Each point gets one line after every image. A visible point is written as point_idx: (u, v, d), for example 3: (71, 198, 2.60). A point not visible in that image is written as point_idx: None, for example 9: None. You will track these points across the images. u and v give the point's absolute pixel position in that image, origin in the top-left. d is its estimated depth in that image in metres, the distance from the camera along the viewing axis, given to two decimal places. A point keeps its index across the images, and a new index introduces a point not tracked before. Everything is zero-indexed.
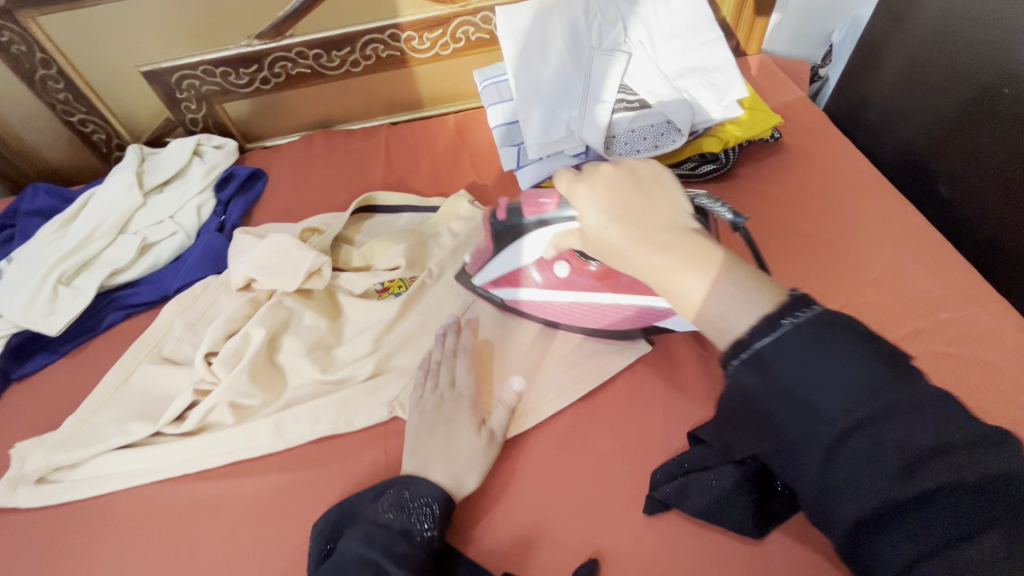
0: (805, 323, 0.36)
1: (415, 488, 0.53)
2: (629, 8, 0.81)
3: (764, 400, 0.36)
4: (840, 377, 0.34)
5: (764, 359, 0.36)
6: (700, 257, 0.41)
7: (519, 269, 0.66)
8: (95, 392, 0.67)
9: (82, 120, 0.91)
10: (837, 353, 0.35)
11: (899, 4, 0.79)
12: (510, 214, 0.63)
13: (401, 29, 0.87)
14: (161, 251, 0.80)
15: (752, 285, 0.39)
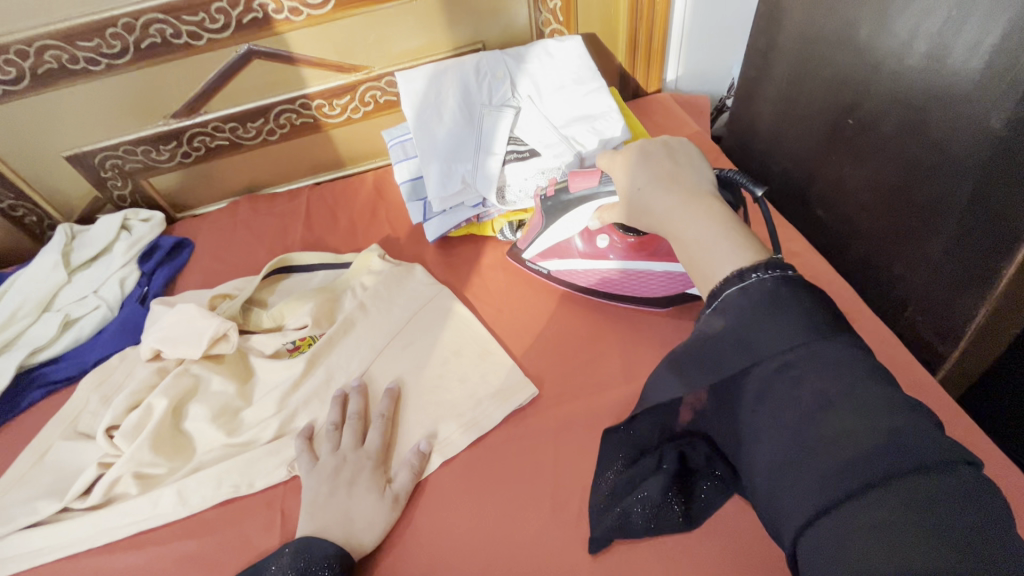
0: (771, 278, 0.40)
1: (316, 548, 0.54)
2: (516, 66, 0.87)
3: (715, 346, 0.40)
4: (797, 330, 0.38)
5: (727, 304, 0.41)
6: (709, 215, 0.46)
7: (565, 240, 0.74)
8: (10, 471, 0.69)
9: (11, 206, 0.95)
10: (782, 307, 0.39)
11: (763, 45, 0.85)
12: (557, 192, 0.70)
13: (310, 99, 0.93)
14: (83, 326, 0.83)
15: (753, 244, 0.44)
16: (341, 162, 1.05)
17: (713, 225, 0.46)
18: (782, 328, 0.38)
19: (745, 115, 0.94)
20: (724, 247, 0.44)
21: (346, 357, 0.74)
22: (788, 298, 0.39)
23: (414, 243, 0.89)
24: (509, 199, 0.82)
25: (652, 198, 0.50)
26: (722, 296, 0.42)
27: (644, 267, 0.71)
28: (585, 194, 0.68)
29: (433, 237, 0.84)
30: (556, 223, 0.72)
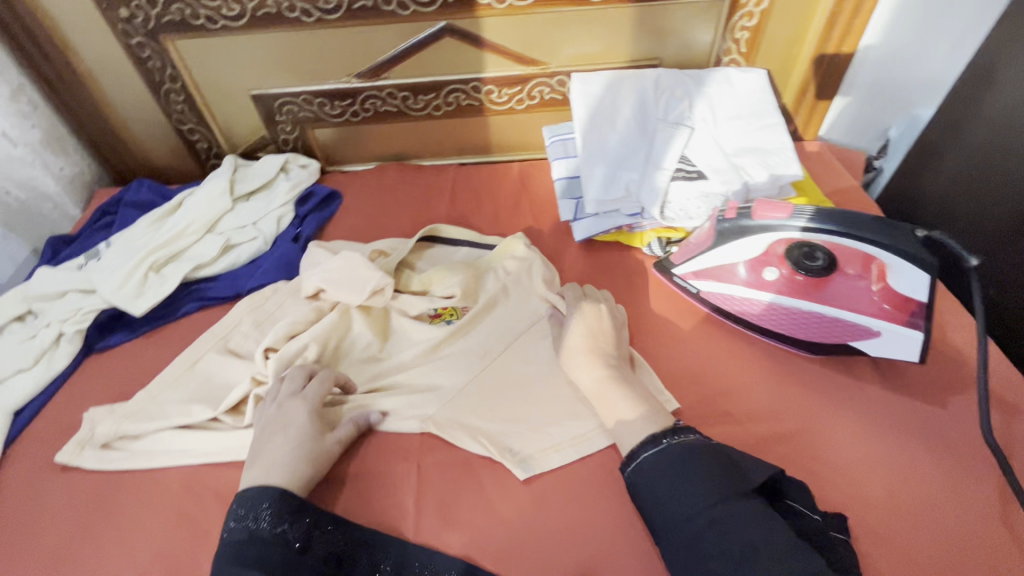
0: (676, 443, 0.55)
1: (249, 494, 0.55)
2: (697, 88, 0.87)
3: (653, 503, 0.53)
4: (696, 486, 0.52)
5: (647, 467, 0.55)
6: (626, 392, 0.62)
7: (728, 264, 0.73)
8: (166, 372, 0.73)
9: (190, 129, 1.03)
10: (696, 468, 0.53)
11: (960, 111, 0.82)
12: (738, 215, 0.70)
13: (483, 83, 0.96)
14: (241, 253, 0.88)
15: (655, 415, 0.60)
16: (489, 148, 1.08)
17: (605, 389, 0.63)
18: (701, 484, 0.51)
19: (919, 179, 0.91)
20: (620, 391, 0.62)
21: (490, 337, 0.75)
22: (703, 458, 0.54)
23: (557, 239, 0.90)
24: (669, 216, 0.82)
25: (578, 377, 0.66)
26: (637, 458, 0.56)
27: (810, 308, 0.69)
28: (771, 223, 0.67)
29: (583, 237, 0.85)
30: (725, 247, 0.71)
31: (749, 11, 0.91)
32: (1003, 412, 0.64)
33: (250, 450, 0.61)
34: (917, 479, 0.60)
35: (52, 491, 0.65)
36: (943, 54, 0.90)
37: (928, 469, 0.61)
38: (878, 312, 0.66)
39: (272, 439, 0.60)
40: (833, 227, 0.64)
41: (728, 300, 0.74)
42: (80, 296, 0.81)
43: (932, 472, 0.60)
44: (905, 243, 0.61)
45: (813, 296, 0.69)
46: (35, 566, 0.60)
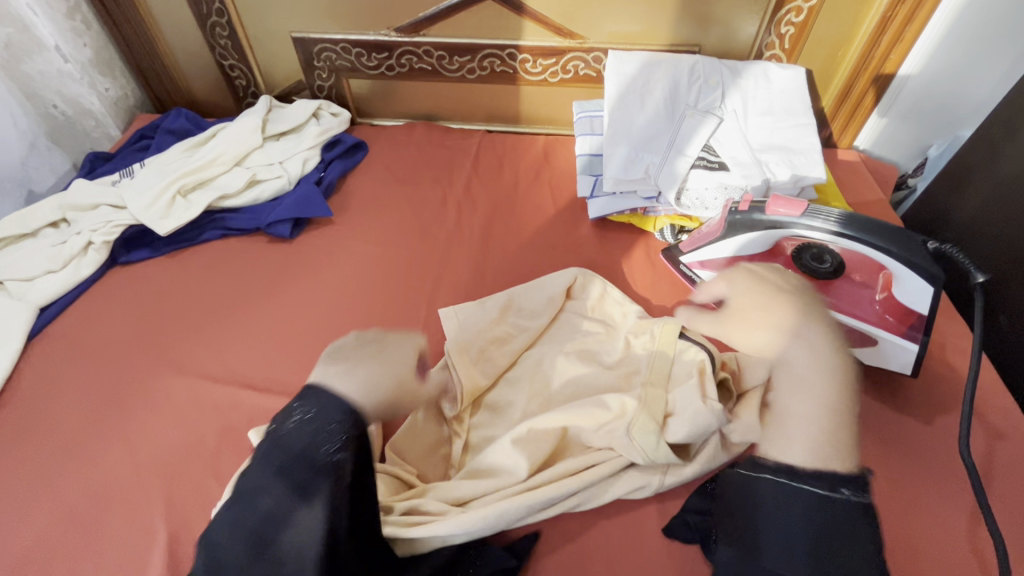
0: (859, 502, 0.43)
1: (323, 401, 0.44)
2: (732, 78, 0.86)
3: (768, 508, 0.44)
4: (834, 565, 0.41)
5: (796, 493, 0.44)
6: (825, 387, 0.49)
7: (734, 257, 0.72)
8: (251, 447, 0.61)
9: (231, 65, 1.06)
10: (850, 537, 0.42)
11: (999, 133, 0.80)
12: (752, 208, 0.69)
13: (519, 51, 0.97)
14: (265, 189, 0.90)
15: (847, 447, 0.46)
16: (517, 118, 1.08)
17: (798, 337, 0.52)
18: (854, 565, 0.41)
19: (945, 199, 0.89)
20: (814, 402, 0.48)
21: (527, 330, 0.70)
22: (862, 532, 0.42)
23: (571, 215, 0.90)
24: (683, 203, 0.82)
25: (755, 336, 0.55)
26: (798, 482, 0.44)
27: None
28: (781, 219, 0.66)
29: (596, 215, 0.86)
30: (733, 240, 0.71)
31: (797, 7, 0.89)
32: (988, 439, 0.64)
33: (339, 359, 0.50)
34: (888, 489, 0.61)
35: (67, 386, 0.70)
36: (995, 80, 0.87)
37: (901, 481, 0.61)
38: (882, 324, 0.65)
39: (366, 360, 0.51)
40: (855, 235, 0.62)
41: None
42: (112, 211, 0.85)
43: (907, 484, 0.61)
44: (911, 251, 0.60)
45: (814, 297, 0.68)
46: (44, 451, 0.65)
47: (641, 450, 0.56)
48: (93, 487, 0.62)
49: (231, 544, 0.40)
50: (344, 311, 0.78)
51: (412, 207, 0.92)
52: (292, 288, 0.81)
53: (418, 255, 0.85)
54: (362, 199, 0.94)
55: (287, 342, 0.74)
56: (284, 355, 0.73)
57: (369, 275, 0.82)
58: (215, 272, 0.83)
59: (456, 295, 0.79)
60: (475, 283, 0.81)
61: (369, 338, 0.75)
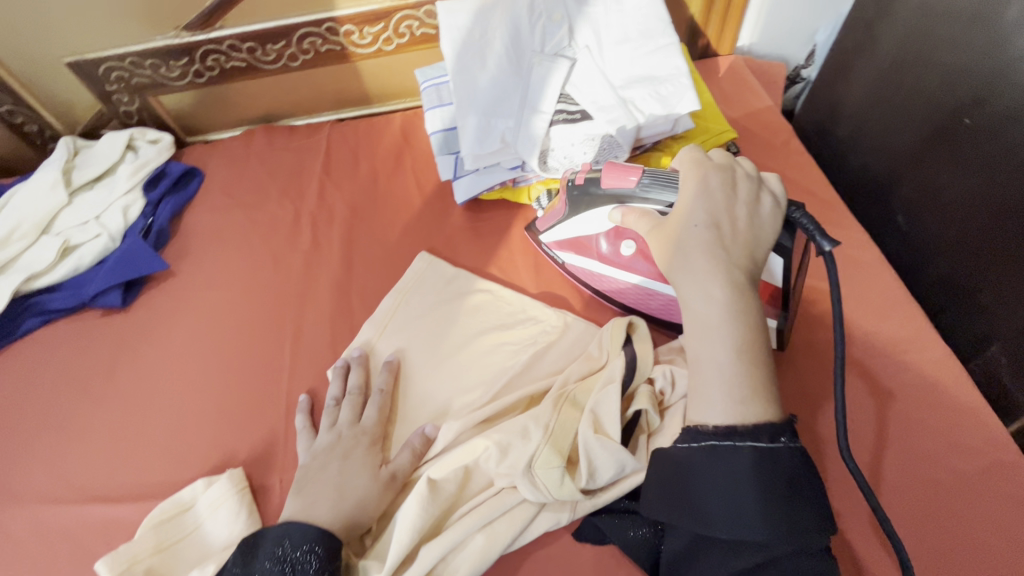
0: (794, 451, 0.44)
1: (293, 533, 0.48)
2: (577, 7, 0.74)
3: (714, 485, 0.43)
4: (796, 522, 0.41)
5: (737, 454, 0.43)
6: (747, 317, 0.46)
7: (586, 236, 0.64)
8: None
9: (9, 112, 0.87)
10: (801, 493, 0.42)
11: (873, 10, 0.73)
12: (588, 181, 0.61)
13: (338, 23, 0.82)
14: (84, 254, 0.77)
15: (767, 396, 0.45)
16: (366, 98, 0.95)
17: (712, 306, 0.47)
18: (811, 516, 0.41)
19: (834, 93, 0.82)
20: (744, 378, 0.45)
21: (425, 378, 0.64)
22: (807, 482, 0.43)
23: (440, 202, 0.81)
24: (551, 166, 0.74)
25: (689, 289, 0.48)
26: (735, 442, 0.43)
27: (662, 290, 0.61)
28: (618, 193, 0.58)
29: (463, 199, 0.76)
30: (574, 215, 0.63)
31: None
32: (887, 359, 0.62)
33: (297, 480, 0.55)
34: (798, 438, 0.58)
35: None
36: None
37: (806, 427, 0.59)
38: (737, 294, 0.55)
39: (330, 456, 0.56)
40: None
41: (591, 279, 0.67)
42: None
43: (815, 429, 0.58)
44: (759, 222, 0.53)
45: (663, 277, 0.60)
46: None
47: (545, 490, 0.51)
48: None
49: None
50: (199, 380, 0.68)
51: (261, 234, 0.81)
52: (136, 366, 0.70)
53: (275, 291, 0.74)
54: (203, 237, 0.81)
55: (137, 433, 0.65)
56: (137, 449, 0.64)
57: (222, 328, 0.72)
58: (42, 368, 0.71)
59: (322, 329, 0.70)
60: (342, 310, 0.72)
61: (229, 405, 0.66)
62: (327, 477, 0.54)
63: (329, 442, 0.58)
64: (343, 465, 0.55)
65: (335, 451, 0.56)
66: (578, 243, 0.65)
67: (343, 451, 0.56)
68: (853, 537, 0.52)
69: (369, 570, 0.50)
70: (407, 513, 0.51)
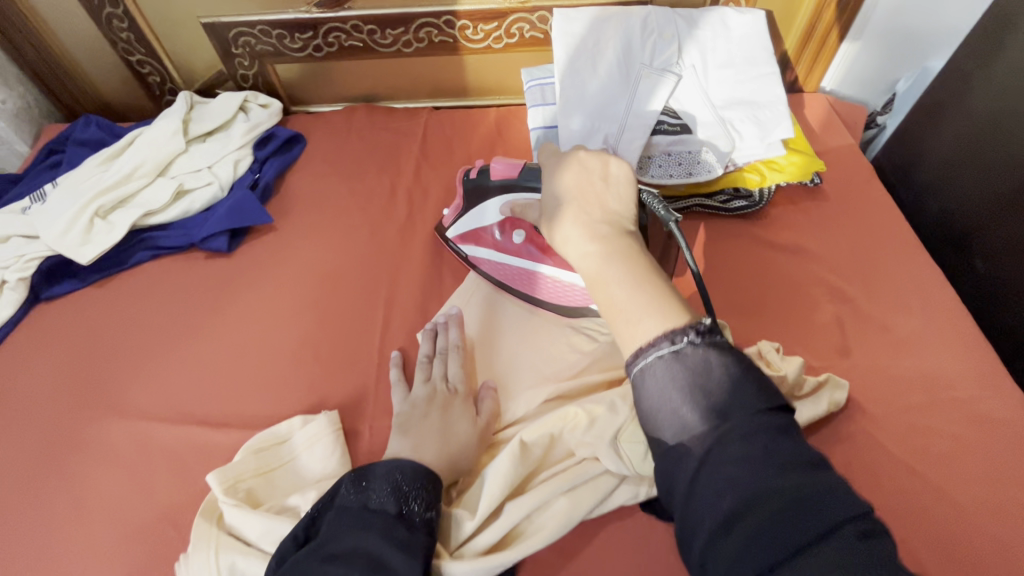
0: (703, 342, 0.38)
1: (405, 470, 0.51)
2: (688, 30, 0.79)
3: (643, 399, 0.39)
4: (721, 403, 0.36)
5: (651, 367, 0.38)
6: (632, 262, 0.44)
7: (480, 228, 0.73)
8: (204, 510, 0.55)
9: (140, 61, 0.95)
10: (726, 379, 0.37)
11: (970, 66, 0.77)
12: (478, 174, 0.71)
13: (457, 17, 0.88)
14: (195, 199, 0.82)
15: (662, 311, 0.41)
16: (464, 91, 1.00)
17: (586, 259, 0.45)
18: (737, 394, 0.36)
19: (918, 139, 0.85)
20: (638, 304, 0.41)
21: (514, 352, 0.68)
22: (724, 363, 0.37)
23: None
24: (647, 173, 0.77)
25: (567, 252, 0.46)
26: (644, 357, 0.39)
27: (546, 271, 0.70)
28: (504, 180, 0.68)
29: None
30: (472, 208, 0.74)
31: None
32: (963, 393, 0.63)
33: (397, 424, 0.58)
34: (870, 457, 0.60)
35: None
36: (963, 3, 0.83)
37: (879, 446, 0.60)
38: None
39: (426, 406, 0.59)
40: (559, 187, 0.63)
41: (504, 275, 0.72)
42: (24, 241, 0.77)
43: (887, 450, 0.60)
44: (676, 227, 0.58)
45: (547, 258, 0.70)
46: None
47: (629, 462, 0.54)
48: (43, 551, 0.57)
49: None
50: (295, 327, 0.72)
51: (358, 202, 0.85)
52: (236, 307, 0.75)
53: (369, 257, 0.79)
54: (304, 198, 0.86)
55: (235, 368, 0.69)
56: (233, 383, 0.68)
57: (318, 283, 0.76)
58: (149, 297, 0.76)
59: (413, 296, 0.74)
60: (432, 281, 0.76)
61: (323, 354, 0.69)
62: (431, 425, 0.57)
63: (424, 394, 0.61)
64: (442, 413, 0.58)
65: (433, 401, 0.60)
66: (476, 233, 0.74)
67: (442, 403, 0.59)
68: (924, 557, 0.53)
69: (459, 517, 0.53)
70: (501, 469, 0.54)
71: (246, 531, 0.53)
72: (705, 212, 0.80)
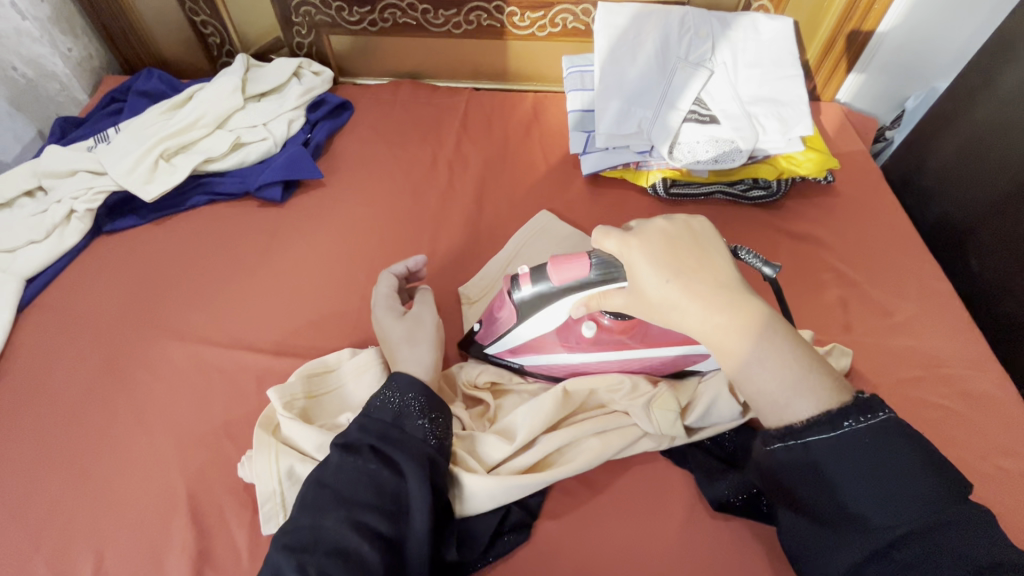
0: (865, 429, 0.42)
1: (402, 382, 0.55)
2: (722, 30, 0.86)
3: (799, 476, 0.43)
4: (891, 491, 0.40)
5: (816, 452, 0.42)
6: (744, 316, 0.45)
7: (539, 337, 0.63)
8: (262, 416, 0.61)
9: (202, 22, 1.01)
10: (895, 466, 0.41)
11: (975, 81, 0.84)
12: (534, 282, 0.58)
13: (506, 4, 0.94)
14: (250, 152, 0.88)
15: (805, 372, 0.44)
16: (504, 75, 1.06)
17: (714, 330, 0.45)
18: (909, 484, 0.40)
19: (922, 149, 0.92)
20: (786, 373, 0.44)
21: None
22: (895, 451, 0.41)
23: (564, 172, 0.91)
24: (676, 157, 0.83)
25: (687, 325, 0.47)
26: (803, 438, 0.43)
27: (634, 354, 0.62)
28: (572, 285, 0.56)
29: (590, 170, 0.86)
30: (528, 322, 0.61)
31: None
32: (955, 372, 0.70)
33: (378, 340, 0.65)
34: None
35: (66, 359, 0.70)
36: (969, 29, 0.90)
37: None
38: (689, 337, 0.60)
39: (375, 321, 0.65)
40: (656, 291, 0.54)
41: (548, 369, 0.66)
42: (91, 177, 0.82)
43: None
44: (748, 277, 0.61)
45: (630, 340, 0.62)
46: (51, 422, 0.65)
47: (657, 424, 0.59)
48: (107, 455, 0.62)
49: (354, 493, 0.48)
50: (342, 274, 0.77)
51: (402, 168, 0.91)
52: (288, 252, 0.80)
53: (412, 217, 0.84)
54: (352, 160, 0.92)
55: (287, 305, 0.74)
56: (285, 318, 0.73)
57: (364, 236, 0.82)
58: (206, 238, 0.81)
59: (454, 255, 0.80)
60: (472, 242, 0.82)
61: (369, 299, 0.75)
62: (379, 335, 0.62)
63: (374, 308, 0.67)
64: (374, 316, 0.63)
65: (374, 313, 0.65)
66: (530, 345, 0.64)
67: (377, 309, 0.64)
68: None
69: (492, 443, 0.59)
70: (535, 411, 0.60)
71: (302, 442, 0.58)
72: (726, 200, 0.87)
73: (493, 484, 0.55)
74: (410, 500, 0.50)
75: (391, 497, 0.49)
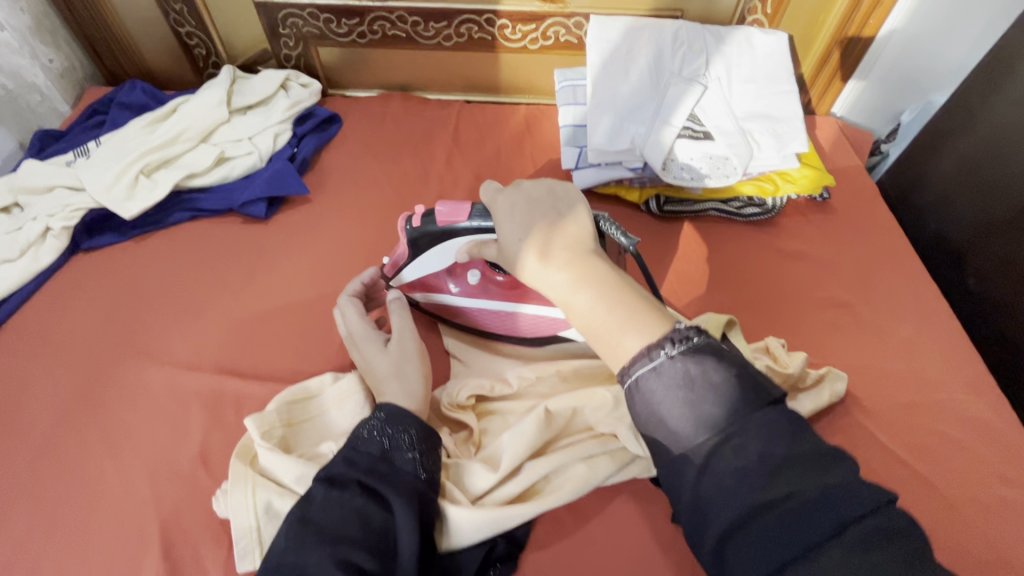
0: (681, 353, 0.39)
1: (391, 414, 0.54)
2: (716, 45, 0.84)
3: (638, 418, 0.40)
4: (709, 410, 0.38)
5: (644, 386, 0.39)
6: (603, 282, 0.43)
7: (435, 278, 0.68)
8: (238, 447, 0.59)
9: (188, 33, 0.99)
10: (711, 383, 0.38)
11: (972, 98, 0.83)
12: (424, 222, 0.62)
13: (498, 16, 0.93)
14: (234, 166, 0.86)
15: (643, 317, 0.42)
16: (496, 87, 1.04)
17: (561, 281, 0.44)
18: (727, 399, 0.38)
19: (920, 165, 0.91)
20: (618, 316, 0.42)
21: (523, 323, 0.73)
22: (706, 370, 0.38)
23: None
24: (670, 173, 0.81)
25: (533, 281, 0.45)
26: (633, 375, 0.40)
27: (517, 308, 0.68)
28: (450, 228, 0.60)
29: (582, 186, 0.84)
30: (417, 260, 0.66)
31: None
32: (953, 397, 0.68)
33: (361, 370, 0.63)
34: (865, 448, 0.64)
35: (37, 382, 0.67)
36: (966, 45, 0.89)
37: (877, 440, 0.65)
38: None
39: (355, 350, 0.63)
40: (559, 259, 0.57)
41: (446, 311, 0.72)
42: (68, 193, 0.80)
43: (883, 444, 0.64)
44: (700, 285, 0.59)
45: (510, 296, 0.68)
46: (20, 449, 0.62)
47: (646, 444, 0.57)
48: (77, 485, 0.60)
49: (343, 530, 0.45)
50: (327, 294, 0.75)
51: (390, 183, 0.89)
52: (271, 270, 0.78)
53: (400, 234, 0.82)
54: (339, 174, 0.90)
55: (269, 326, 0.72)
56: (267, 341, 0.70)
57: (350, 254, 0.80)
58: (186, 255, 0.79)
59: None
60: None
61: None
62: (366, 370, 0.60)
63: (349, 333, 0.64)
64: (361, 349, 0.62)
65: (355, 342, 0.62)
66: (429, 284, 0.69)
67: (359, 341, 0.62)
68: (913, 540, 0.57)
69: (477, 471, 0.57)
70: (519, 433, 0.58)
71: (281, 474, 0.56)
72: (719, 217, 0.85)
73: (478, 515, 0.53)
74: (399, 537, 0.47)
75: (380, 534, 0.46)
